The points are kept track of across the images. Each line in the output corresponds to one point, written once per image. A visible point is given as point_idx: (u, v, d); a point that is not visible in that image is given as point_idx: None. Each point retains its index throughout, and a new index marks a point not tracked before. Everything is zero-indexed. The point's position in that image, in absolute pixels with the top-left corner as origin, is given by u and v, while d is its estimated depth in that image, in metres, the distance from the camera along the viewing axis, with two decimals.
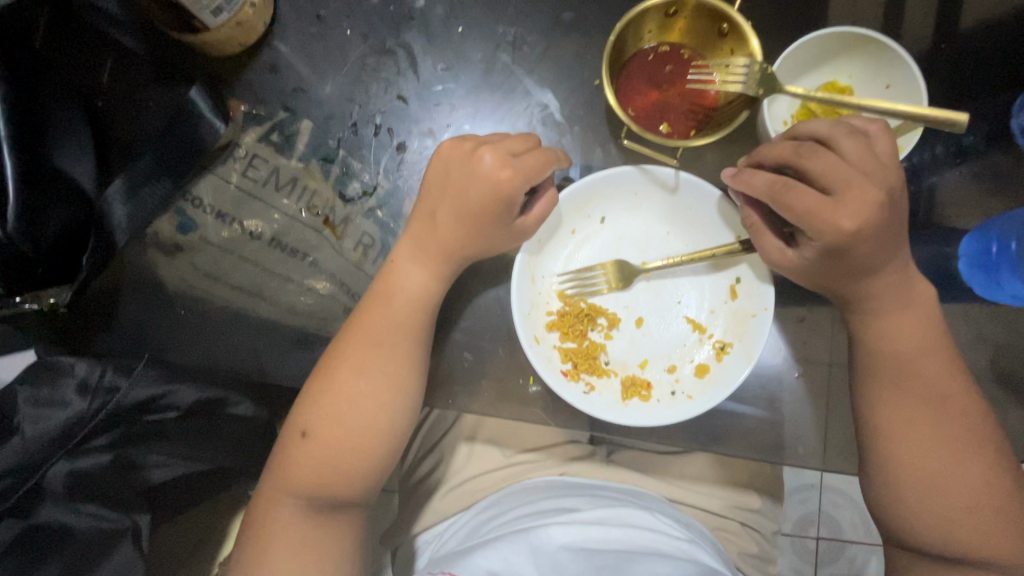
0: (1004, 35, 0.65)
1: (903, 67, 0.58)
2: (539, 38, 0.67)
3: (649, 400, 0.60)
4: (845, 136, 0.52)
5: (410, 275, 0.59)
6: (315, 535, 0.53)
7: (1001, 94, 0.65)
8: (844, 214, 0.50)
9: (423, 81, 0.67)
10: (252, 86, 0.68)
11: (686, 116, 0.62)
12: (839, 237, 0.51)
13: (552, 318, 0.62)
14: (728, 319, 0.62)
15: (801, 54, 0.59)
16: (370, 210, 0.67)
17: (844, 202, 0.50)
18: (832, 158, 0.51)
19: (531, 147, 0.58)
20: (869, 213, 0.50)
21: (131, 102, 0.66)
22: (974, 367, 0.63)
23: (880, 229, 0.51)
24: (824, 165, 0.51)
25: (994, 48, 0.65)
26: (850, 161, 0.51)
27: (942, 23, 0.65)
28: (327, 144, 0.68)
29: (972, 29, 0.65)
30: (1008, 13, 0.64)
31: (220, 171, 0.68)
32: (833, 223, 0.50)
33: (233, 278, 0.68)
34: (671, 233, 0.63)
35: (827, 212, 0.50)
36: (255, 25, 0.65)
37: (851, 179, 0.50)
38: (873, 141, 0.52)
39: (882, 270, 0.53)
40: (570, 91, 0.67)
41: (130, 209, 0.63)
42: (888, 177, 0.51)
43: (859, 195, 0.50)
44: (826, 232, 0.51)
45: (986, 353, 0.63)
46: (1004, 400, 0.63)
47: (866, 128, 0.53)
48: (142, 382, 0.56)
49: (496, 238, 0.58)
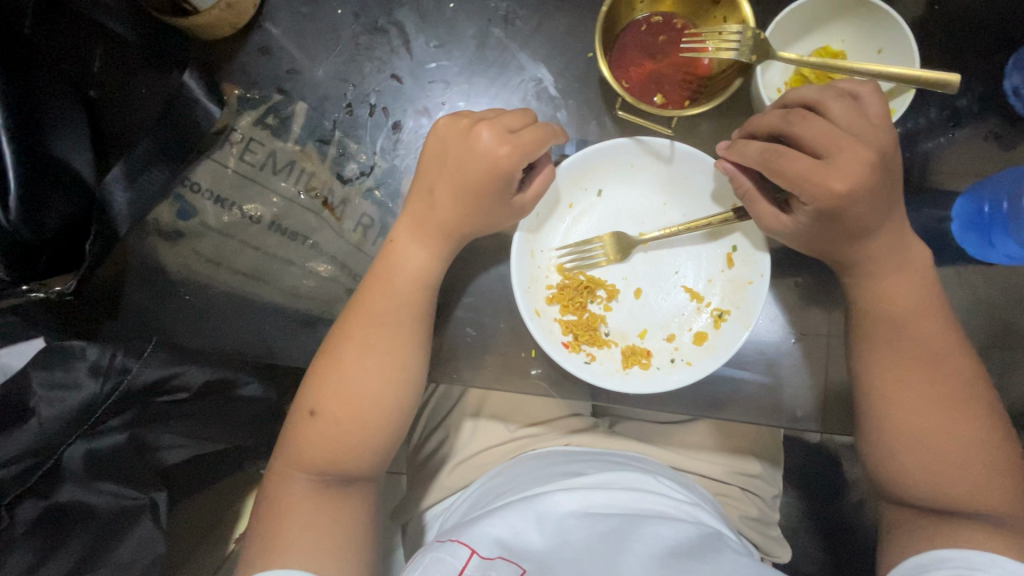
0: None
1: (895, 31, 0.58)
2: (531, 12, 0.67)
3: (649, 368, 0.61)
4: (833, 99, 0.52)
5: (404, 252, 0.59)
6: (330, 509, 0.55)
7: (994, 54, 0.65)
8: (836, 176, 0.51)
9: (415, 59, 0.67)
10: (244, 69, 0.68)
11: (681, 86, 0.62)
12: (832, 200, 0.51)
13: (552, 291, 0.63)
14: (725, 287, 0.62)
15: (794, 20, 0.59)
16: (368, 190, 0.68)
17: (834, 165, 0.51)
18: (823, 122, 0.52)
19: (528, 122, 0.58)
20: (862, 174, 0.51)
21: (127, 95, 0.66)
22: (968, 327, 0.64)
23: (871, 191, 0.51)
24: (813, 130, 0.52)
25: (986, 10, 0.65)
26: (839, 124, 0.52)
27: None
28: (322, 125, 0.68)
29: None
30: None
31: (218, 156, 0.68)
32: (826, 185, 0.51)
33: (237, 263, 0.69)
34: (667, 205, 0.64)
35: (820, 175, 0.51)
36: (246, 7, 0.65)
37: (843, 142, 0.51)
38: (863, 102, 0.53)
39: (875, 232, 0.54)
40: (564, 65, 0.67)
41: (129, 195, 0.63)
42: (880, 138, 0.52)
43: (851, 157, 0.50)
44: (817, 196, 0.51)
45: (981, 315, 0.65)
46: (997, 359, 0.64)
47: (855, 90, 0.53)
48: (153, 364, 0.55)
49: (496, 216, 0.59)
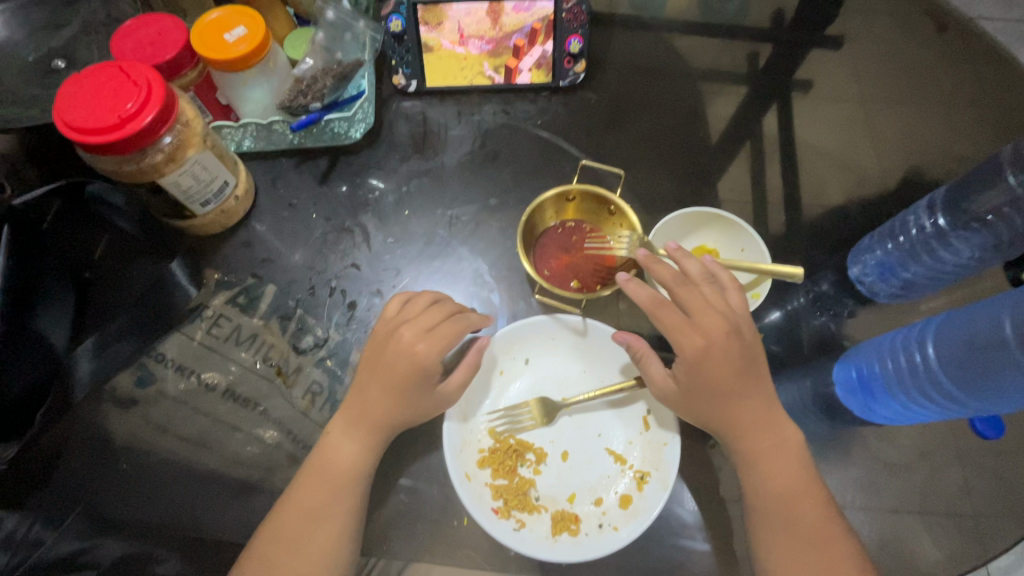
0: (821, 218, 0.87)
1: (750, 236, 0.76)
2: (471, 218, 0.84)
3: (577, 534, 0.63)
4: (718, 318, 0.63)
5: (337, 441, 0.65)
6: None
7: (829, 254, 0.84)
8: (698, 333, 0.62)
9: (374, 252, 0.81)
10: (227, 258, 0.80)
11: (594, 275, 0.75)
12: (694, 351, 0.62)
13: (483, 455, 0.67)
14: (644, 448, 0.68)
15: (672, 225, 0.77)
16: (321, 359, 0.75)
17: (697, 324, 0.62)
18: (715, 323, 0.62)
19: (444, 316, 0.66)
20: (722, 338, 0.62)
21: (121, 277, 0.75)
22: (865, 480, 0.72)
23: (727, 349, 0.62)
24: (702, 322, 0.62)
25: (818, 224, 0.87)
26: (693, 319, 0.63)
27: (785, 215, 0.87)
28: (286, 303, 0.78)
29: (795, 214, 0.87)
30: (820, 205, 0.88)
31: (187, 330, 0.76)
32: (690, 339, 0.62)
33: (182, 430, 0.71)
34: (586, 370, 0.72)
35: (685, 329, 0.62)
36: (237, 211, 0.80)
37: (708, 327, 0.62)
38: (728, 293, 0.65)
39: (743, 394, 0.63)
40: (496, 257, 0.82)
41: (95, 364, 0.70)
42: (743, 318, 0.64)
43: (711, 325, 0.62)
44: (687, 347, 0.62)
45: (875, 469, 0.73)
46: (901, 511, 0.71)
47: (721, 280, 0.66)
48: (71, 535, 0.65)
49: (424, 405, 0.64)
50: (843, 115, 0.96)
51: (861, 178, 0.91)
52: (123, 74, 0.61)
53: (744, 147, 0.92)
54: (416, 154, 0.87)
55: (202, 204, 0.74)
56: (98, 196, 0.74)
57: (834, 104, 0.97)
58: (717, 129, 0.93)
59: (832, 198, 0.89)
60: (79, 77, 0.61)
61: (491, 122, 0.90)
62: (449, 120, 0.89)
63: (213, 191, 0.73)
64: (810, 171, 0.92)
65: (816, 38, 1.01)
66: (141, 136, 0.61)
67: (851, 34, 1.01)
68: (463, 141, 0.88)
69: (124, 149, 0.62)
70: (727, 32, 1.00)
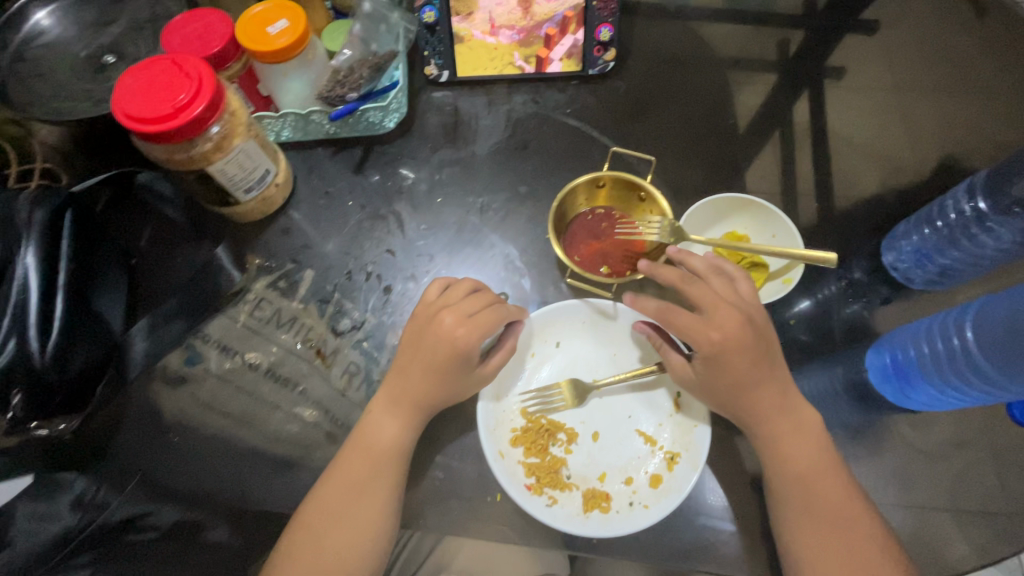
0: (853, 206, 0.86)
1: (781, 222, 0.76)
2: (501, 206, 0.86)
3: (609, 511, 0.64)
4: (731, 312, 0.63)
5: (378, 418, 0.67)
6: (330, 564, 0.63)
7: (862, 242, 0.84)
8: (712, 328, 0.62)
9: (408, 238, 0.83)
10: (267, 245, 0.83)
11: (624, 260, 0.76)
12: (711, 347, 0.62)
13: (516, 434, 0.69)
14: (674, 430, 0.69)
15: (703, 211, 0.77)
16: (358, 341, 0.78)
17: (711, 320, 0.63)
18: (730, 317, 0.62)
19: (486, 304, 0.68)
20: (737, 330, 0.62)
21: (168, 260, 0.81)
22: (897, 467, 0.72)
23: (741, 341, 0.62)
24: (716, 319, 0.62)
25: (850, 211, 0.86)
26: (707, 316, 0.63)
27: (816, 202, 0.87)
28: (325, 288, 0.81)
29: (827, 201, 0.87)
30: (852, 192, 0.88)
31: (230, 312, 0.79)
32: (706, 335, 0.62)
33: (228, 408, 0.74)
34: (616, 354, 0.73)
35: (699, 327, 0.63)
36: (277, 199, 0.83)
37: (723, 321, 0.62)
38: (738, 283, 0.67)
39: (761, 382, 0.64)
40: (526, 244, 0.83)
41: (149, 343, 0.74)
42: (753, 307, 0.65)
43: (725, 318, 0.62)
44: (701, 344, 0.63)
45: (908, 457, 0.72)
46: (934, 498, 0.70)
47: (727, 271, 0.67)
48: (131, 500, 0.69)
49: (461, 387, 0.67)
50: (877, 101, 0.95)
51: (895, 165, 0.90)
52: (175, 66, 0.65)
53: (775, 135, 0.91)
54: (448, 143, 0.89)
55: (246, 191, 0.76)
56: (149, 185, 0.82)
57: (867, 90, 0.96)
58: (747, 117, 0.93)
59: (865, 186, 0.88)
60: (135, 70, 0.64)
61: (521, 111, 0.91)
62: (480, 110, 0.91)
63: (256, 179, 0.76)
64: (842, 158, 0.91)
65: (850, 24, 0.99)
66: (192, 125, 0.64)
67: (886, 19, 1.00)
68: (493, 130, 0.90)
69: (175, 138, 0.65)
70: (758, 18, 0.99)
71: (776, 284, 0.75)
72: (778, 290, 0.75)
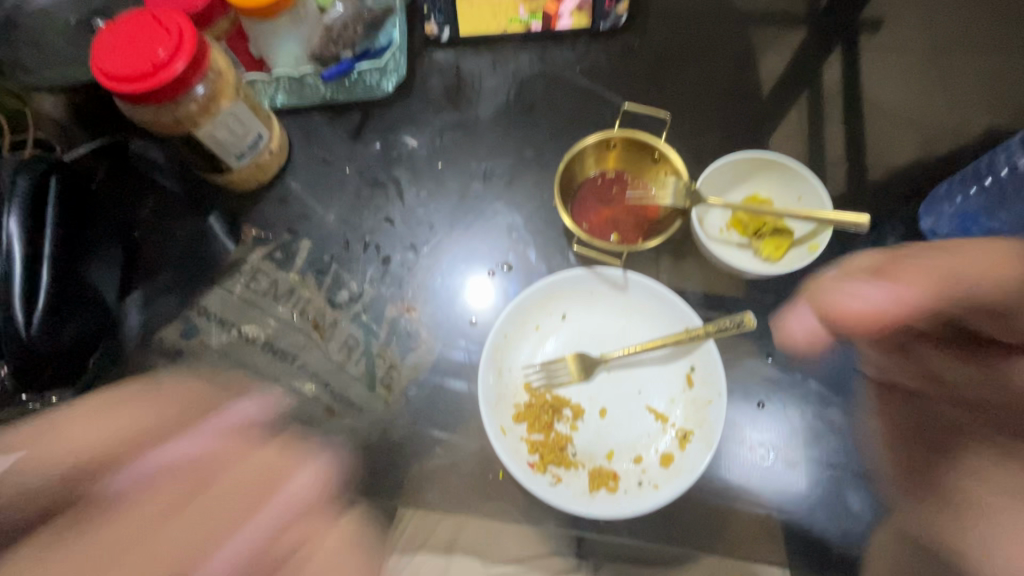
0: (888, 168, 0.80)
1: (809, 183, 0.70)
2: (506, 171, 0.81)
3: (616, 491, 0.61)
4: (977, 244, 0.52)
5: (295, 462, 0.54)
6: None
7: (897, 207, 0.77)
8: (965, 259, 0.51)
9: (407, 206, 0.80)
10: (263, 214, 0.80)
11: (636, 227, 0.72)
12: (990, 275, 0.49)
13: (519, 410, 0.66)
14: (687, 406, 0.65)
15: (722, 174, 0.72)
16: (356, 314, 0.75)
17: (964, 254, 0.52)
18: (947, 256, 0.52)
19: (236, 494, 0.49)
20: (982, 257, 0.51)
21: (164, 229, 0.77)
22: None
23: (991, 273, 0.50)
24: (964, 254, 0.52)
25: (884, 174, 0.79)
26: (952, 254, 0.53)
27: (847, 165, 0.80)
28: (322, 259, 0.78)
29: (859, 163, 0.80)
30: (886, 154, 0.81)
31: (226, 284, 0.76)
32: (969, 262, 0.51)
33: (226, 382, 0.72)
34: (627, 327, 0.69)
35: (952, 263, 0.52)
36: (272, 166, 0.79)
37: (993, 251, 0.51)
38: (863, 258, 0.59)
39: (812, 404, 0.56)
40: (532, 211, 0.79)
41: (144, 315, 0.73)
42: (939, 244, 0.55)
43: (973, 253, 0.52)
44: (967, 272, 0.50)
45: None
46: None
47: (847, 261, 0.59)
48: None
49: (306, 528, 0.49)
50: (918, 53, 0.87)
51: (936, 123, 0.83)
52: (156, 22, 0.61)
53: (803, 93, 0.84)
54: (449, 105, 0.84)
55: (238, 156, 0.72)
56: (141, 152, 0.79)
57: (908, 41, 0.87)
58: (772, 74, 0.86)
59: (900, 146, 0.81)
60: (115, 26, 0.61)
61: (528, 70, 0.85)
62: (484, 69, 0.85)
63: (248, 144, 0.72)
64: (876, 116, 0.84)
65: None
66: (176, 86, 0.61)
67: None
68: (498, 91, 0.85)
69: (159, 100, 0.61)
70: None
71: (802, 251, 0.70)
72: (804, 257, 0.69)
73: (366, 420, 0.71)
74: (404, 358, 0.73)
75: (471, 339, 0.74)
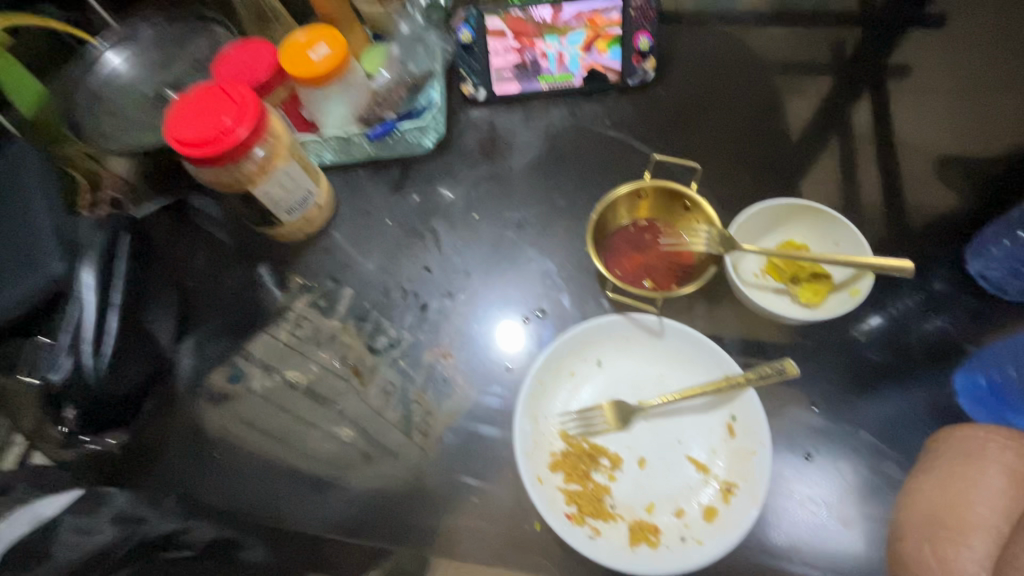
0: (927, 212, 0.79)
1: (846, 229, 0.70)
2: (539, 220, 0.84)
3: (657, 546, 0.59)
4: None
5: None
6: None
7: (939, 251, 0.75)
8: None
9: (445, 255, 0.83)
10: (309, 264, 0.84)
11: (669, 273, 0.72)
12: None
13: (555, 458, 0.65)
14: (729, 457, 0.63)
15: (756, 221, 0.72)
16: (394, 360, 0.77)
17: None
18: None
19: None
20: None
21: (216, 280, 0.82)
22: None
23: None
24: None
25: (923, 218, 0.78)
26: None
27: (884, 208, 0.79)
28: (362, 306, 0.81)
29: (896, 207, 0.79)
30: (924, 197, 0.80)
31: (272, 331, 0.79)
32: None
33: (268, 426, 0.74)
34: (663, 374, 0.68)
35: None
36: (318, 218, 0.84)
37: None
38: None
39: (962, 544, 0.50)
40: (565, 259, 0.81)
41: (195, 361, 0.76)
42: None
43: None
44: None
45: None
46: None
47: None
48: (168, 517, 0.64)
49: None
50: (949, 98, 0.87)
51: (974, 166, 0.82)
52: (224, 94, 0.67)
53: (833, 138, 0.85)
54: (484, 158, 0.88)
55: (288, 211, 0.78)
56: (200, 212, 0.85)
57: (937, 86, 0.88)
58: (800, 120, 0.87)
59: (938, 189, 0.81)
60: (188, 97, 0.67)
61: (559, 125, 0.89)
62: (517, 125, 0.90)
63: (298, 200, 0.78)
64: (910, 160, 0.83)
65: (915, 17, 0.92)
66: (237, 149, 0.66)
67: (953, 12, 0.93)
68: (530, 145, 0.89)
69: (222, 162, 0.67)
70: (809, 18, 0.94)
71: (843, 296, 0.68)
72: (845, 302, 0.68)
73: (401, 467, 0.71)
74: (439, 404, 0.74)
75: (505, 385, 0.75)
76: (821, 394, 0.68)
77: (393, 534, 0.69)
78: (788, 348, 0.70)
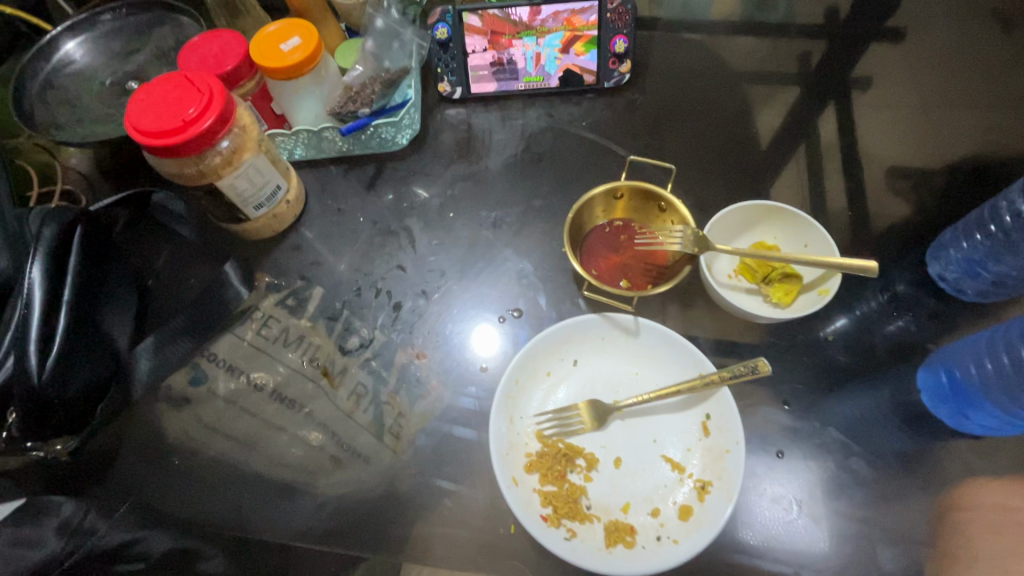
0: (889, 216, 0.81)
1: (814, 231, 0.72)
2: (515, 220, 0.83)
3: (633, 547, 0.59)
4: None
5: None
6: None
7: (901, 253, 0.78)
8: None
9: (419, 254, 0.81)
10: (277, 263, 0.82)
11: (644, 274, 0.73)
12: None
13: (531, 459, 0.64)
14: (704, 456, 0.63)
15: (729, 222, 0.74)
16: (366, 360, 0.75)
17: None
18: None
19: None
20: None
21: (179, 280, 0.77)
22: (958, 498, 0.64)
23: None
24: None
25: (885, 222, 0.81)
26: None
27: (849, 213, 0.82)
28: (333, 306, 0.79)
29: (860, 211, 0.82)
30: (886, 201, 0.83)
31: (237, 330, 0.76)
32: None
33: (232, 430, 0.71)
34: (639, 373, 0.68)
35: None
36: (287, 216, 0.81)
37: None
38: None
39: None
40: (541, 259, 0.80)
41: (153, 363, 0.69)
42: None
43: None
44: None
45: (975, 484, 0.65)
46: None
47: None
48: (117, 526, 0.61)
49: None
50: (908, 108, 0.91)
51: (932, 173, 0.85)
52: (188, 82, 0.65)
53: (801, 144, 0.88)
54: (460, 157, 0.87)
55: (256, 207, 0.75)
56: (162, 202, 0.79)
57: (897, 97, 0.92)
58: (770, 127, 0.89)
59: (899, 195, 0.83)
60: (149, 85, 0.64)
61: (535, 125, 0.89)
62: (494, 125, 0.89)
63: (267, 194, 0.75)
64: (873, 166, 0.86)
65: (875, 31, 0.96)
66: (201, 139, 0.64)
67: (911, 28, 0.97)
68: (506, 145, 0.88)
69: (185, 153, 0.64)
70: (778, 29, 0.96)
71: (812, 296, 0.70)
72: (814, 302, 0.69)
73: (372, 471, 0.69)
74: (413, 406, 0.72)
75: (480, 386, 0.74)
76: (792, 393, 0.69)
77: (363, 541, 0.66)
78: (760, 348, 0.71)
